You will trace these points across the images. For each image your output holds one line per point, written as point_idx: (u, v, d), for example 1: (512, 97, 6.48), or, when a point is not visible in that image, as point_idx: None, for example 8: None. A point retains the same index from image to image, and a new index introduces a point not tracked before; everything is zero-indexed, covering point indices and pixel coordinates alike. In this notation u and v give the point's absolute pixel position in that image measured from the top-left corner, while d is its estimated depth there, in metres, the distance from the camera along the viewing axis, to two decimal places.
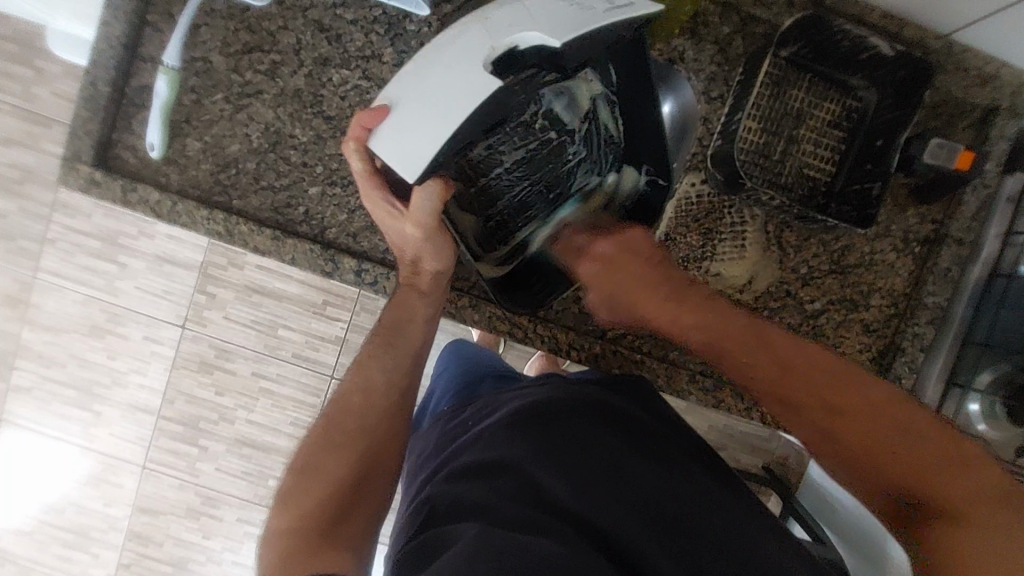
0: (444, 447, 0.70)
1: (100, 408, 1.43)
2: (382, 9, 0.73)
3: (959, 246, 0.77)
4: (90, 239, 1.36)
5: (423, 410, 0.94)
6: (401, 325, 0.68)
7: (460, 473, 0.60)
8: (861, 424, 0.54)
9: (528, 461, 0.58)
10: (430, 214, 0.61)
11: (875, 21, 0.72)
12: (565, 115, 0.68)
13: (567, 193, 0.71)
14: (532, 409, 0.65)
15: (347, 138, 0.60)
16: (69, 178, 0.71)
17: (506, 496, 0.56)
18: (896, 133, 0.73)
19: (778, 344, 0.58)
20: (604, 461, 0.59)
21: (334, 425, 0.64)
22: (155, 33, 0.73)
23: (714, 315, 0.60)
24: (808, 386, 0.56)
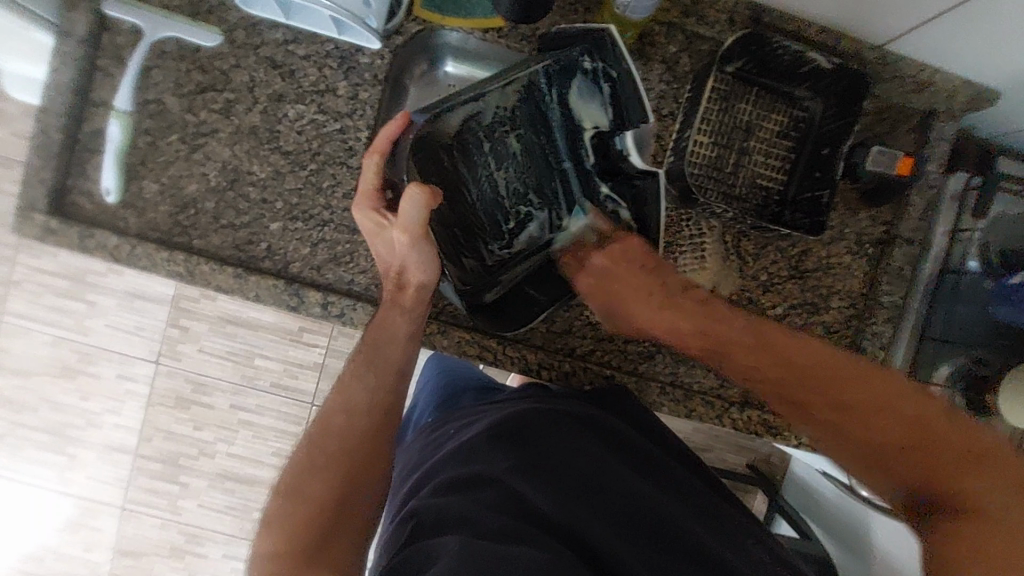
0: (425, 460, 0.70)
1: (75, 451, 1.40)
2: (334, 43, 0.73)
3: (909, 246, 0.81)
4: (56, 278, 1.33)
5: (403, 425, 0.94)
6: (383, 344, 0.68)
7: (443, 484, 0.60)
8: (870, 420, 0.57)
9: (508, 470, 0.59)
10: (420, 222, 0.62)
11: (813, 35, 0.75)
12: (535, 233, 0.79)
13: (470, 244, 0.77)
14: (512, 421, 0.65)
15: (370, 152, 0.64)
16: (23, 227, 0.70)
17: (489, 507, 0.55)
18: (839, 142, 0.76)
19: (781, 345, 0.63)
20: (587, 471, 0.60)
21: (315, 447, 0.64)
22: (105, 77, 0.72)
23: (715, 317, 0.66)
24: (814, 384, 0.60)
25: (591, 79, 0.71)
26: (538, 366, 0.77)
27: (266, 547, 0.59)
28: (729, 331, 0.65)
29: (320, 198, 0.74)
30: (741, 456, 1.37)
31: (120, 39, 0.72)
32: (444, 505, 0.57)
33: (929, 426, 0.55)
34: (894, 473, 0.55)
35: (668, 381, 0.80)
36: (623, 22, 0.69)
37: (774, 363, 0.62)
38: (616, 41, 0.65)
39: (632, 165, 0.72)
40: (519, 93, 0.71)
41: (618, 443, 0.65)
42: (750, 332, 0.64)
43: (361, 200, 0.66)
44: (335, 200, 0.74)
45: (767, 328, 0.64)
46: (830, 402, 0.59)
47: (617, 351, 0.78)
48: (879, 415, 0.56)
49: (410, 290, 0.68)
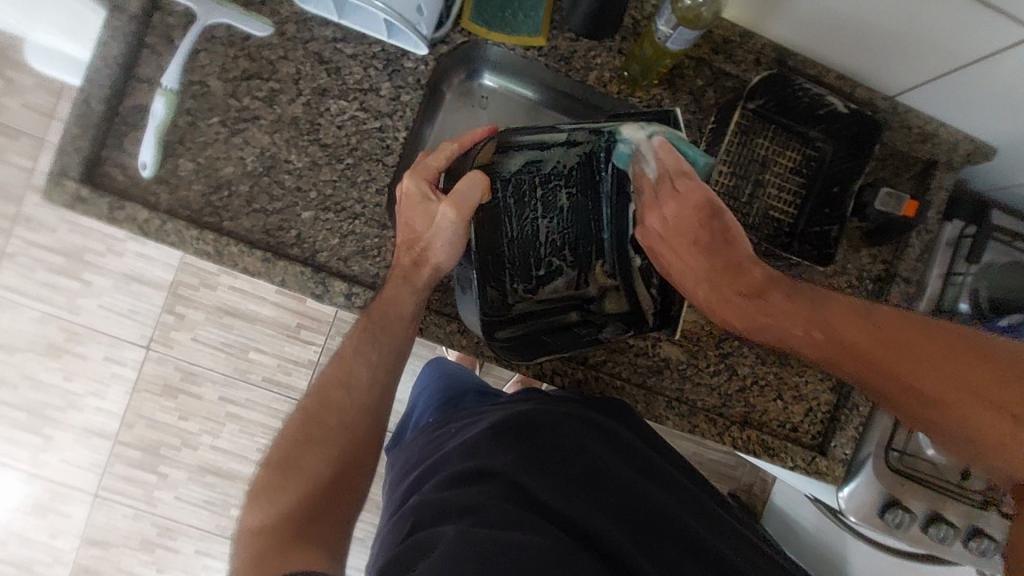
0: (427, 457, 0.70)
1: (52, 432, 1.36)
2: (381, 46, 0.76)
3: (906, 284, 0.85)
4: (54, 254, 1.32)
5: (404, 423, 0.94)
6: (386, 319, 0.68)
7: (448, 478, 0.60)
8: (953, 409, 0.53)
9: (516, 464, 0.59)
10: (471, 205, 0.66)
11: (832, 80, 0.80)
12: (558, 279, 0.80)
13: (497, 275, 0.76)
14: (519, 417, 0.65)
15: (454, 140, 0.69)
16: (53, 193, 0.70)
17: (494, 499, 0.55)
18: (850, 181, 0.80)
19: (855, 330, 0.57)
20: (589, 471, 0.61)
21: (311, 421, 0.64)
22: (152, 56, 0.74)
23: (778, 304, 0.61)
24: (890, 375, 0.55)
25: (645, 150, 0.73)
26: (552, 373, 0.78)
27: (255, 518, 0.58)
28: (809, 334, 0.59)
29: (353, 191, 0.76)
30: (724, 485, 1.39)
31: (171, 20, 0.74)
32: (448, 497, 0.56)
33: (1020, 411, 0.51)
34: (990, 463, 0.54)
35: (674, 396, 0.82)
36: (659, 50, 0.71)
37: (869, 357, 0.56)
38: (679, 119, 0.69)
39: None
40: (579, 158, 0.76)
41: (618, 447, 0.65)
42: (845, 329, 0.57)
43: (419, 174, 0.68)
44: (367, 195, 0.76)
45: (850, 322, 0.57)
46: (905, 388, 0.55)
47: (628, 363, 0.81)
48: (996, 410, 0.51)
49: (425, 270, 0.69)
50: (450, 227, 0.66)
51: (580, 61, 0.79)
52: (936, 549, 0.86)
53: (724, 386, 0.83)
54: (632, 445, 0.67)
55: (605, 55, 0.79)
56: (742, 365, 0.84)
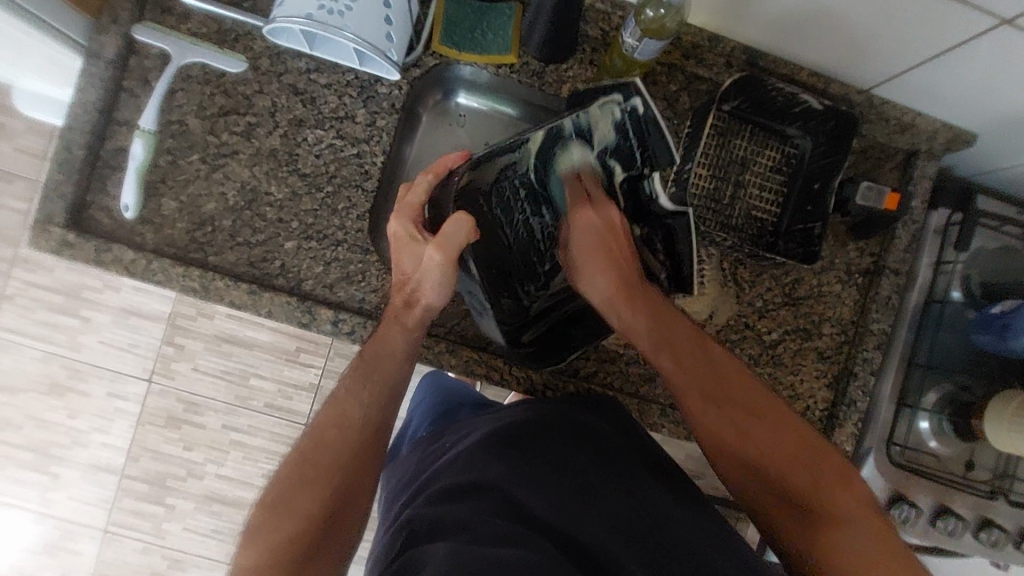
0: (420, 472, 0.70)
1: (58, 470, 1.37)
2: (355, 74, 0.77)
3: (895, 276, 0.85)
4: (52, 293, 1.33)
5: (399, 440, 0.93)
6: (382, 358, 0.68)
7: (441, 493, 0.59)
8: (757, 435, 0.62)
9: (509, 480, 0.58)
10: (458, 244, 0.66)
11: (804, 78, 0.80)
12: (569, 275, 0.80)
13: (508, 283, 0.77)
14: (512, 430, 0.65)
15: (427, 170, 0.70)
16: (39, 240, 0.71)
17: (487, 515, 0.55)
18: (830, 177, 0.80)
19: (710, 354, 0.67)
20: (582, 481, 0.60)
21: (308, 459, 0.63)
22: (130, 98, 0.75)
23: (663, 315, 0.68)
24: (715, 397, 0.64)
25: (615, 127, 0.71)
26: (543, 387, 0.78)
27: (250, 558, 0.57)
28: (676, 346, 0.67)
29: (335, 219, 0.76)
30: None
31: (146, 62, 0.75)
32: (442, 512, 0.56)
33: (805, 452, 0.62)
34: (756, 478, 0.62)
35: (668, 404, 0.81)
36: (629, 61, 0.72)
37: (728, 400, 0.64)
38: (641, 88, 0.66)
39: (660, 207, 0.71)
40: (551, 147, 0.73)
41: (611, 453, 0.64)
42: (719, 372, 0.66)
43: (403, 212, 0.70)
44: (350, 221, 0.77)
45: (713, 351, 0.67)
46: (732, 408, 0.64)
47: (620, 371, 0.81)
48: (791, 448, 0.61)
49: (417, 309, 0.69)
50: (437, 266, 0.67)
51: (553, 75, 0.79)
52: (948, 545, 0.85)
53: None
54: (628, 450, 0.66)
55: (577, 67, 0.79)
56: None
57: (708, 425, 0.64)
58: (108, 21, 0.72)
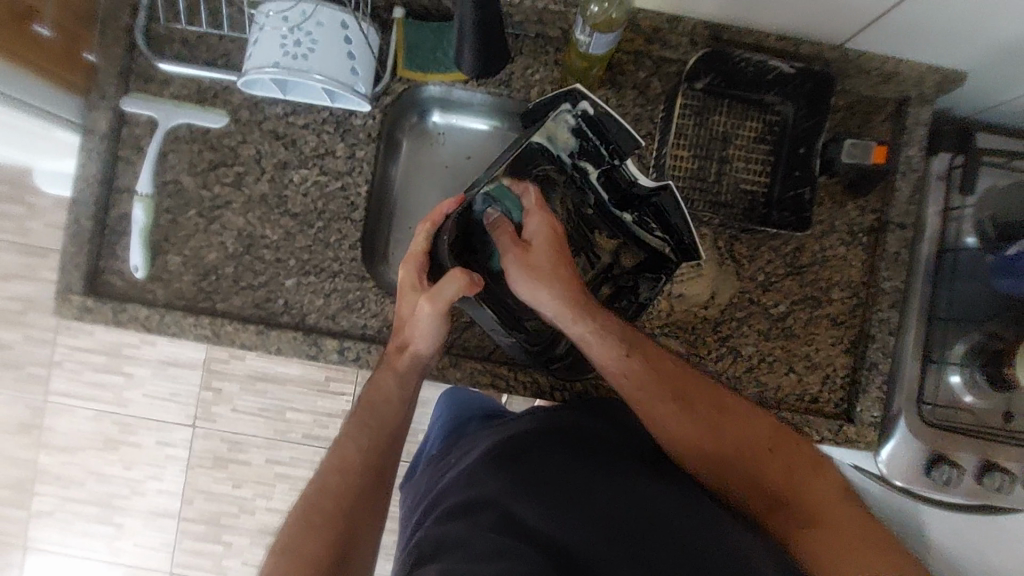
0: (430, 493, 0.71)
1: (121, 520, 1.44)
2: (329, 111, 0.80)
3: (902, 229, 0.81)
4: (94, 354, 1.41)
5: (416, 460, 0.94)
6: (378, 405, 0.72)
7: (443, 513, 0.60)
8: (732, 440, 0.65)
9: (503, 493, 0.59)
10: (449, 300, 0.71)
11: (773, 44, 0.78)
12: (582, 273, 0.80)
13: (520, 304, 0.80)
14: (507, 444, 0.65)
15: (426, 219, 0.73)
16: (63, 309, 0.76)
17: (484, 529, 0.55)
18: (814, 139, 0.78)
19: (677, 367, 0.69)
20: (577, 486, 0.59)
21: (315, 505, 0.64)
22: (127, 166, 0.79)
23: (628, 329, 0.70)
24: (690, 407, 0.66)
25: (572, 132, 0.74)
26: (550, 389, 0.79)
27: None
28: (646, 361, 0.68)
29: (329, 252, 0.79)
30: None
31: (137, 130, 0.79)
32: (443, 532, 0.57)
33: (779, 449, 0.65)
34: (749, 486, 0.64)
35: None
36: (588, 59, 0.73)
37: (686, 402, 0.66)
38: (584, 91, 0.69)
39: (643, 187, 0.73)
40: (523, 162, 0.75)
41: (608, 455, 0.64)
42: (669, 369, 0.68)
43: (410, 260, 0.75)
44: (343, 251, 0.79)
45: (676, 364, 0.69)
46: (706, 418, 0.66)
47: None
48: (768, 452, 0.65)
49: (406, 355, 0.73)
50: (431, 319, 0.71)
51: (520, 82, 0.80)
52: (996, 499, 0.82)
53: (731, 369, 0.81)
54: (624, 453, 0.65)
55: (543, 69, 0.80)
56: (745, 345, 0.82)
57: (680, 432, 0.66)
58: (99, 99, 0.77)
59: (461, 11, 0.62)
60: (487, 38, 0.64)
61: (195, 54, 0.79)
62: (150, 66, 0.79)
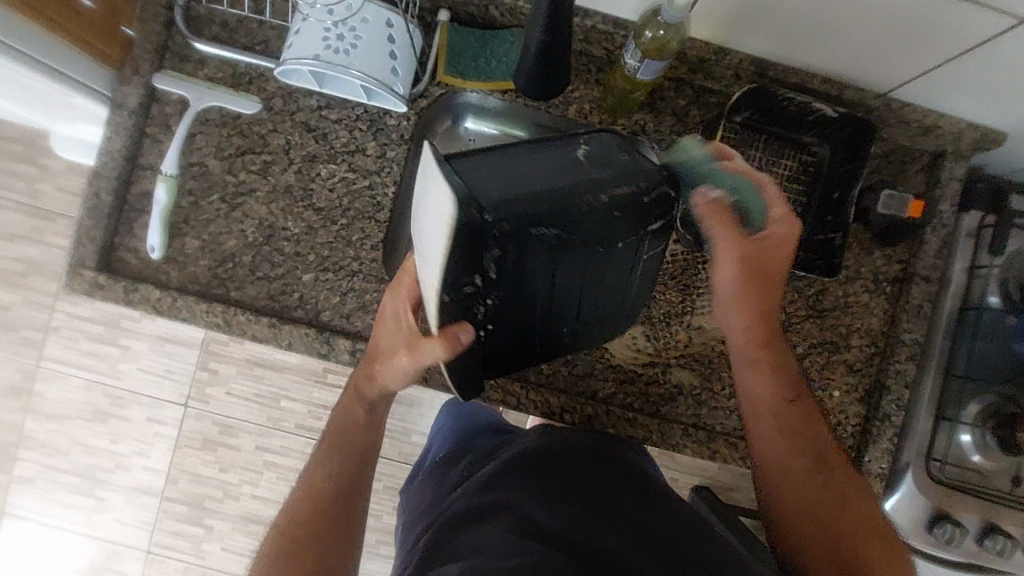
0: (439, 501, 0.70)
1: (103, 493, 1.42)
2: (363, 108, 0.79)
3: (927, 283, 0.80)
4: (93, 323, 1.39)
5: (417, 466, 0.93)
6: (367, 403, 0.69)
7: (460, 513, 0.59)
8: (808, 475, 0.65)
9: (522, 498, 0.58)
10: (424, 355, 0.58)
11: (817, 86, 0.77)
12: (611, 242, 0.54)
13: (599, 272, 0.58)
14: (528, 454, 0.65)
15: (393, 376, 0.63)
16: (74, 283, 0.75)
17: (501, 532, 0.54)
18: (850, 185, 0.78)
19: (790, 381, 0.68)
20: (599, 500, 0.59)
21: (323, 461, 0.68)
22: (153, 143, 0.77)
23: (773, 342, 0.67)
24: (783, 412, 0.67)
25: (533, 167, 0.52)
26: (561, 411, 0.79)
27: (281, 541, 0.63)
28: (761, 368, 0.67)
29: (349, 250, 0.78)
30: None
31: (167, 109, 0.77)
32: (459, 536, 0.56)
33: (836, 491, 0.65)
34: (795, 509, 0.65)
35: (691, 423, 0.80)
36: (632, 82, 0.71)
37: (795, 425, 0.66)
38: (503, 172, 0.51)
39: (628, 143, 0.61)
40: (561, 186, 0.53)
41: (629, 475, 0.65)
42: (784, 383, 0.67)
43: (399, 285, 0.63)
44: (364, 251, 0.78)
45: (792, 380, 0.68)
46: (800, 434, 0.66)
47: (640, 393, 0.80)
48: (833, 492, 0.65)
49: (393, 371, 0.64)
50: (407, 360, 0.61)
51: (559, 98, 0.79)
52: (995, 562, 0.81)
53: None
54: (642, 478, 0.65)
55: (583, 87, 0.79)
56: None
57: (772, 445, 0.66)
58: (130, 73, 0.76)
59: (532, 33, 0.62)
60: (549, 58, 0.65)
61: (233, 37, 0.78)
62: (186, 45, 0.77)
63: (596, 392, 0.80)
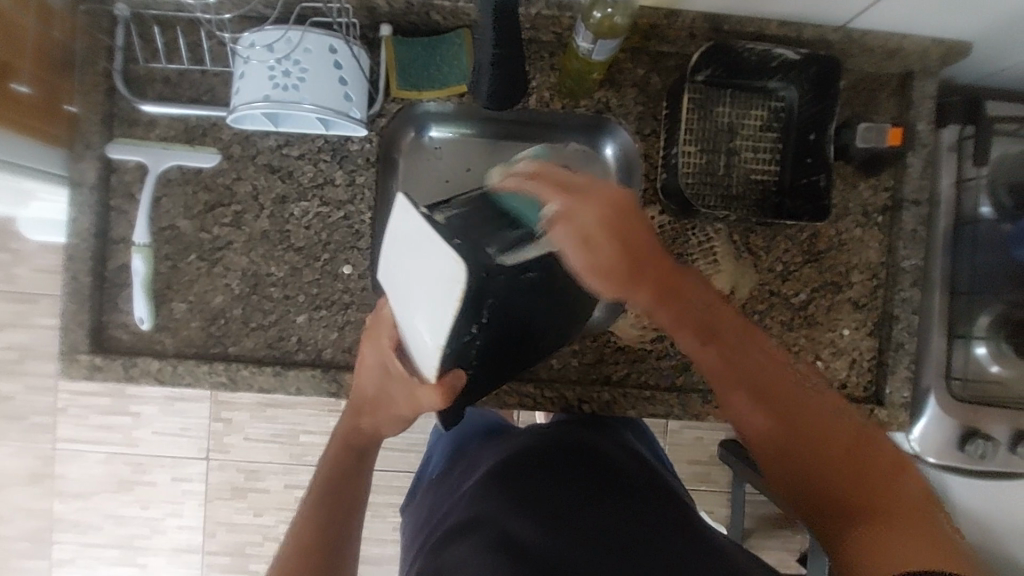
0: (430, 517, 0.71)
1: (145, 560, 1.42)
2: (324, 139, 0.77)
3: (918, 207, 0.79)
4: (100, 397, 1.38)
5: (417, 476, 0.92)
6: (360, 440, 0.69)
7: (445, 533, 0.60)
8: (801, 425, 0.56)
9: (499, 512, 0.58)
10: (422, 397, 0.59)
11: (774, 30, 0.76)
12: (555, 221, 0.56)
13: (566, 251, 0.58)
14: (508, 463, 0.66)
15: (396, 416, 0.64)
16: (71, 369, 0.74)
17: (478, 552, 0.54)
18: (824, 124, 0.76)
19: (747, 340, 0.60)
20: (574, 503, 0.59)
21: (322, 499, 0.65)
22: (120, 215, 0.76)
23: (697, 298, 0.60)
24: (735, 359, 0.59)
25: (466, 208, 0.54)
26: (578, 402, 0.78)
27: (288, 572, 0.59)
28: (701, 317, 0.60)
29: (338, 283, 0.77)
30: None
31: (126, 177, 0.76)
32: (440, 558, 0.56)
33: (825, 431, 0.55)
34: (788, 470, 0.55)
35: (708, 390, 0.80)
36: (587, 63, 0.70)
37: (739, 360, 0.59)
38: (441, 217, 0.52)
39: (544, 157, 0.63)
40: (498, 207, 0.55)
41: (605, 469, 0.65)
42: (719, 317, 0.61)
43: (375, 335, 0.64)
44: (352, 282, 0.77)
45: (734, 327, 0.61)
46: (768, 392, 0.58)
47: (653, 369, 0.80)
48: (829, 445, 0.54)
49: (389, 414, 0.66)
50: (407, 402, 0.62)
51: None
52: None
53: None
54: (619, 471, 0.66)
55: (539, 76, 0.78)
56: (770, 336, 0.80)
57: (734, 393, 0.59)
58: (83, 148, 0.74)
59: (485, 51, 0.63)
60: (508, 70, 0.65)
61: (178, 92, 0.76)
62: (132, 109, 0.75)
63: (609, 376, 0.80)
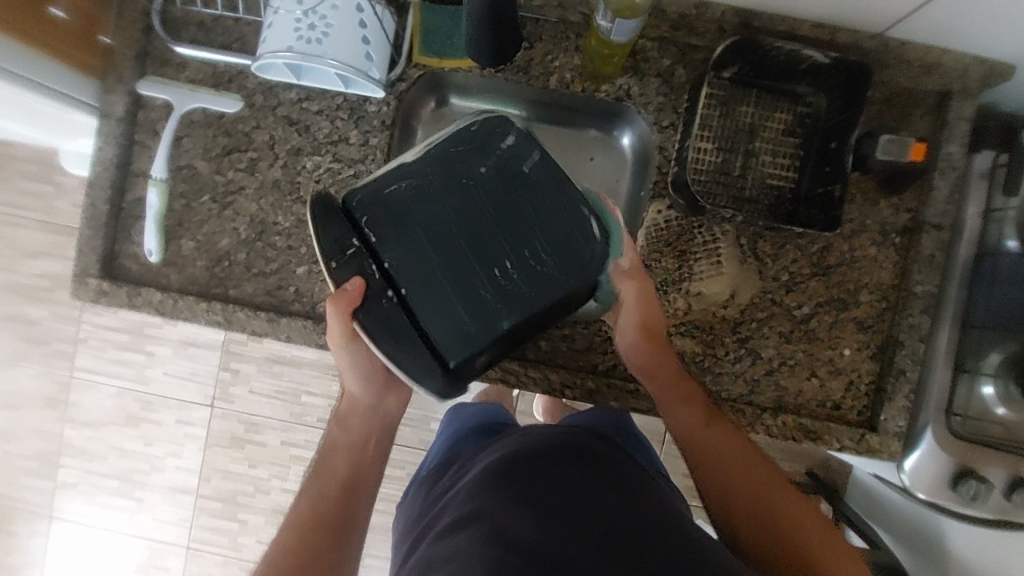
0: (427, 512, 0.70)
1: (141, 494, 1.48)
2: (343, 96, 0.78)
3: (938, 231, 0.76)
4: (119, 332, 1.44)
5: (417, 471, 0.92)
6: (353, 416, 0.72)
7: (441, 528, 0.58)
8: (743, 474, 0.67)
9: (495, 507, 0.57)
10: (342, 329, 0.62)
11: (808, 32, 0.74)
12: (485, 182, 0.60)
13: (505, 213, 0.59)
14: (506, 460, 0.64)
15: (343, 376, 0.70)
16: (81, 291, 0.77)
17: (473, 545, 0.53)
18: (847, 134, 0.74)
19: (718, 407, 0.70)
20: (571, 501, 0.57)
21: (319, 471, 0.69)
22: (143, 150, 0.79)
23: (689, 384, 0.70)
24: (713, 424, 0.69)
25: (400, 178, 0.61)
26: (561, 386, 0.78)
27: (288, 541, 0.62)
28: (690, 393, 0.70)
29: None
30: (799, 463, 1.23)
31: (153, 114, 0.78)
32: (436, 552, 0.55)
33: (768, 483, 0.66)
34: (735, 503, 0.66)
35: None
36: (608, 45, 0.69)
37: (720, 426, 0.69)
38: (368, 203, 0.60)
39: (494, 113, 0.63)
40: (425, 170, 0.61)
41: (603, 470, 0.63)
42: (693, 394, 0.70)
43: None
44: None
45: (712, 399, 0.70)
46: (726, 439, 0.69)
47: None
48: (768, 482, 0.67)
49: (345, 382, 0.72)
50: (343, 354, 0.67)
51: (539, 69, 0.77)
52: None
53: (750, 372, 0.78)
54: (619, 475, 0.64)
55: (562, 56, 0.77)
56: (765, 346, 0.78)
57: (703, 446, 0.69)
58: (114, 82, 0.77)
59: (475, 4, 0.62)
60: (500, 27, 0.65)
61: (211, 38, 0.78)
62: (166, 50, 0.78)
63: (596, 364, 0.79)
